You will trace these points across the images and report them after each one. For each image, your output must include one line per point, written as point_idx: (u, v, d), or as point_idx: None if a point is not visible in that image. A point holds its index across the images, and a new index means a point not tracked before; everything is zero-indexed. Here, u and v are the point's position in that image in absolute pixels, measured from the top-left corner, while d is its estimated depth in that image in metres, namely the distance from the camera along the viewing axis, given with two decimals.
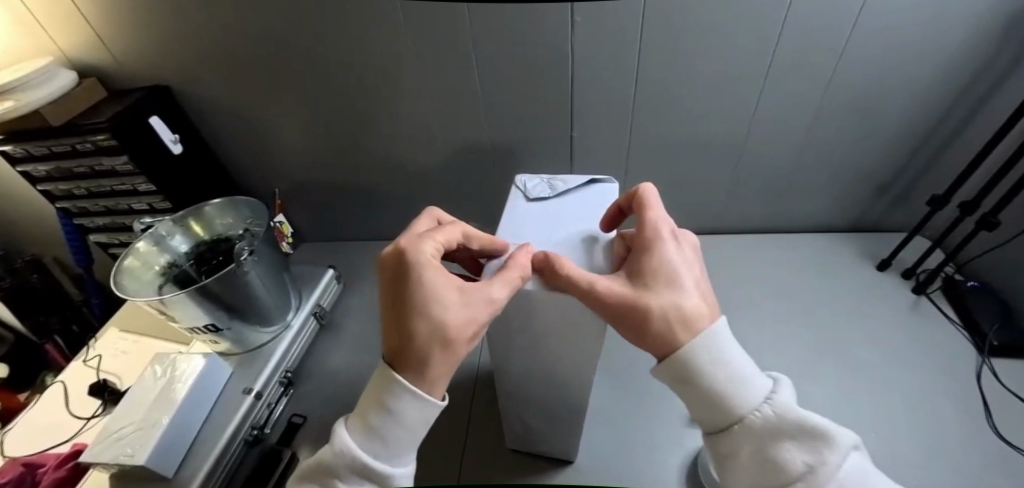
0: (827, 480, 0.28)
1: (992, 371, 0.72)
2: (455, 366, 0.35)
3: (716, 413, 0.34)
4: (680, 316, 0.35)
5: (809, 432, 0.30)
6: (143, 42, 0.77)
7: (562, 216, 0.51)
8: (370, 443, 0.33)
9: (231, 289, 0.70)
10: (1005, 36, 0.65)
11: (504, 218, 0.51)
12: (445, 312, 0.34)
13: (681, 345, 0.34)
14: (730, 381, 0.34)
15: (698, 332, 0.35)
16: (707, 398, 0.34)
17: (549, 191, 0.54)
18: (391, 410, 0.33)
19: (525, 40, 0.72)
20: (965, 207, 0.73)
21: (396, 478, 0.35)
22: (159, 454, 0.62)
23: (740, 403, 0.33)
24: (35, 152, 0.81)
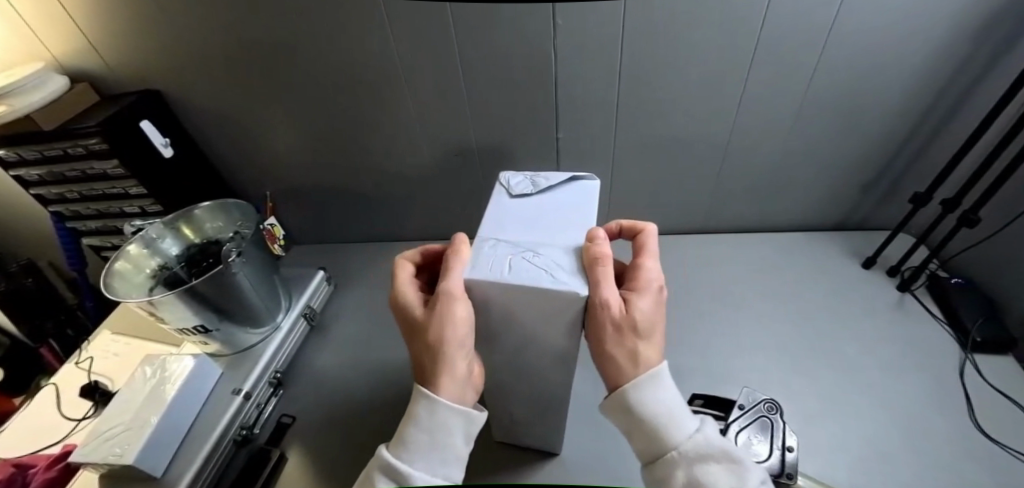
0: None
1: (975, 366, 0.73)
2: (452, 363, 0.39)
3: (655, 442, 0.37)
4: (645, 350, 0.39)
5: (731, 459, 0.34)
6: (134, 47, 0.79)
7: (545, 212, 0.51)
8: (412, 454, 0.35)
9: (220, 290, 0.70)
10: (982, 35, 0.66)
11: (488, 213, 0.52)
12: (416, 329, 0.40)
13: (641, 374, 0.38)
14: (670, 416, 0.37)
15: (657, 366, 0.39)
16: (649, 427, 0.37)
17: (532, 188, 0.54)
18: (426, 416, 0.36)
19: (508, 43, 0.73)
20: (946, 204, 0.74)
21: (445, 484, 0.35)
22: (147, 453, 0.62)
23: (677, 431, 0.36)
24: (27, 156, 0.82)
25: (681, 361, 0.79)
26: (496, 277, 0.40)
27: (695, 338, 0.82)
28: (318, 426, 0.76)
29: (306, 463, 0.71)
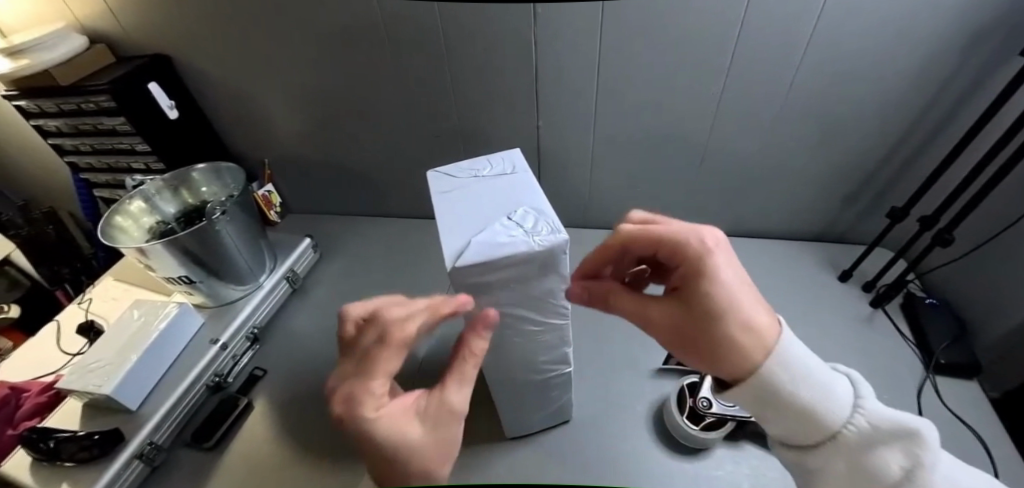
0: (929, 466, 0.30)
1: (934, 387, 0.72)
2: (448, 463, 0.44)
3: (809, 427, 0.35)
4: (747, 339, 0.37)
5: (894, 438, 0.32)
6: (145, 13, 0.83)
7: (511, 191, 0.52)
8: None
9: (203, 244, 0.76)
10: (972, 46, 0.64)
11: (455, 191, 0.53)
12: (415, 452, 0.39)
13: (756, 367, 0.36)
14: (822, 394, 0.34)
15: (771, 348, 0.36)
16: (797, 411, 0.35)
17: (508, 170, 0.55)
18: None
19: (491, 30, 0.75)
20: (923, 222, 0.73)
21: None
22: (124, 386, 0.69)
23: (834, 415, 0.34)
24: (47, 109, 0.89)
25: (638, 353, 0.81)
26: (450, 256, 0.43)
27: None
28: (287, 380, 0.82)
29: (270, 414, 0.77)
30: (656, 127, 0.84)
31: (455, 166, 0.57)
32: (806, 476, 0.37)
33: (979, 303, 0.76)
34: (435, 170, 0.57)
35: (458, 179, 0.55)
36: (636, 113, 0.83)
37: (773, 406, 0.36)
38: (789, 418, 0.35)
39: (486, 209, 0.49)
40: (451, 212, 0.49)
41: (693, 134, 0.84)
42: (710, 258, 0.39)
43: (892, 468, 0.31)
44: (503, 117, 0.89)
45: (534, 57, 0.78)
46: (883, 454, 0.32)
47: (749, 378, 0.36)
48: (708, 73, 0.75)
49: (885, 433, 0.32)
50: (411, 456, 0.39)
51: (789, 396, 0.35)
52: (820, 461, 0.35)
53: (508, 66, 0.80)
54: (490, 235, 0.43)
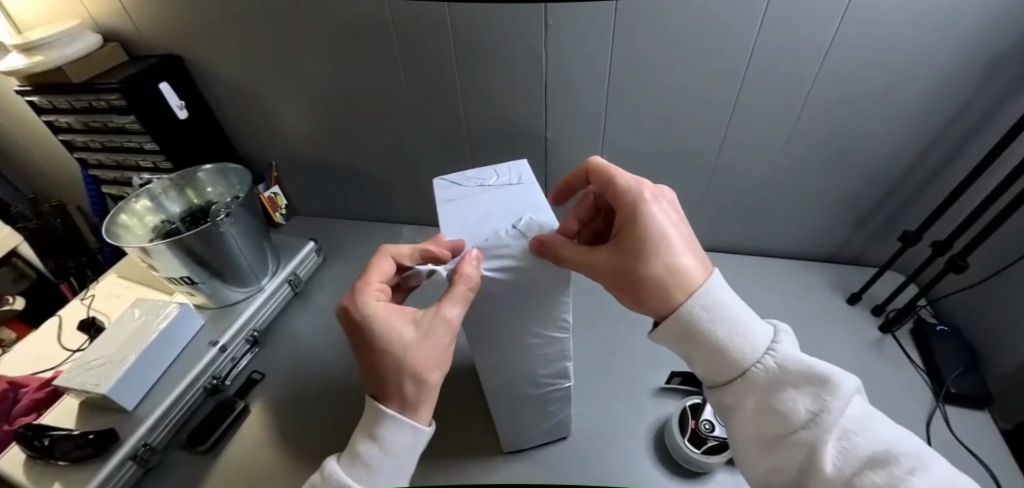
0: (834, 411, 0.34)
1: (944, 417, 0.71)
2: (430, 393, 0.40)
3: (723, 367, 0.39)
4: (677, 282, 0.41)
5: (812, 381, 0.35)
6: (159, 14, 0.84)
7: (516, 201, 0.52)
8: (357, 470, 0.37)
9: (207, 245, 0.76)
10: (991, 69, 0.63)
11: (461, 200, 0.53)
12: (406, 344, 0.39)
13: (678, 308, 0.41)
14: (734, 334, 0.39)
15: (693, 294, 0.40)
16: (713, 351, 0.39)
17: (515, 180, 0.55)
18: (381, 438, 0.38)
19: (502, 40, 0.75)
20: (936, 247, 0.71)
21: (372, 457, 0.37)
22: (121, 386, 0.69)
23: (747, 354, 0.38)
24: (59, 105, 0.90)
25: (639, 371, 0.79)
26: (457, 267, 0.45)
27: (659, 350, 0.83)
28: (285, 384, 0.81)
29: (267, 418, 0.76)
30: (665, 141, 0.84)
31: (462, 175, 0.57)
32: (728, 416, 0.41)
33: (992, 332, 0.74)
34: (442, 179, 0.57)
35: (464, 188, 0.55)
36: (645, 126, 0.82)
37: (693, 342, 0.41)
38: (709, 356, 0.40)
39: (490, 219, 0.50)
40: (456, 219, 0.50)
41: (702, 149, 0.83)
42: (645, 203, 0.44)
43: (801, 410, 0.35)
44: (511, 126, 0.88)
45: (544, 68, 0.78)
46: (792, 394, 0.35)
47: (674, 313, 0.41)
48: (719, 89, 0.74)
49: (793, 375, 0.36)
50: (395, 343, 0.39)
51: (708, 334, 0.39)
52: (735, 397, 0.39)
53: (518, 77, 0.80)
54: (495, 243, 0.46)
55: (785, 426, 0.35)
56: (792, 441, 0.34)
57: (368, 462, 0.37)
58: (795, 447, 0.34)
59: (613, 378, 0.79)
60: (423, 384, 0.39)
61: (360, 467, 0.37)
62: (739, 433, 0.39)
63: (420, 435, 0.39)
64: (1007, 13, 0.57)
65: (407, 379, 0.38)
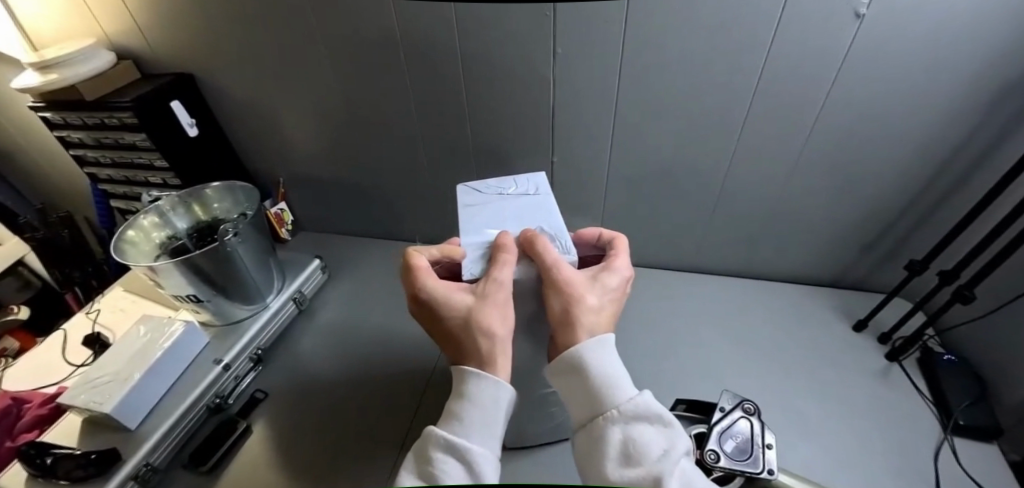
0: (677, 452, 0.33)
1: (952, 450, 0.70)
2: (504, 349, 0.39)
3: (597, 403, 0.36)
4: (597, 315, 0.40)
5: (663, 422, 0.35)
6: (173, 34, 0.86)
7: (534, 211, 0.52)
8: (455, 428, 0.34)
9: (214, 264, 0.76)
10: (995, 104, 0.63)
11: (481, 206, 0.53)
12: (470, 305, 0.39)
13: (587, 336, 0.38)
14: (617, 375, 0.37)
15: (600, 333, 0.39)
16: (593, 384, 0.36)
17: (533, 190, 0.55)
18: (471, 395, 0.36)
19: (510, 66, 0.77)
20: (942, 277, 0.71)
21: (467, 414, 0.35)
22: (124, 405, 0.68)
23: (621, 392, 0.36)
24: (71, 121, 0.91)
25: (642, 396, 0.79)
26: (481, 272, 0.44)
27: (663, 374, 0.83)
28: (287, 404, 0.81)
29: (270, 438, 0.76)
30: (670, 166, 0.84)
31: (483, 182, 0.57)
32: (584, 464, 0.36)
33: (999, 363, 0.73)
34: (464, 185, 0.57)
35: (484, 195, 0.55)
36: (649, 151, 0.83)
37: (580, 372, 0.37)
38: (588, 388, 0.36)
39: (507, 227, 0.50)
40: (475, 226, 0.50)
41: (707, 175, 0.84)
42: (613, 257, 0.46)
43: (654, 448, 0.33)
44: (517, 148, 0.89)
45: (551, 93, 0.79)
46: (647, 434, 0.34)
47: (582, 336, 0.38)
48: (724, 117, 0.75)
49: (650, 415, 0.35)
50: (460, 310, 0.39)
51: (596, 366, 0.37)
52: (599, 431, 0.35)
53: (525, 102, 0.81)
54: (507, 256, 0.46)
55: (633, 462, 0.32)
56: (638, 471, 0.31)
57: (465, 420, 0.35)
58: (640, 479, 0.31)
59: None
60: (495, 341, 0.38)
61: (458, 425, 0.35)
62: (590, 479, 0.34)
63: (504, 388, 0.36)
64: (1010, 50, 0.58)
65: (478, 335, 0.38)
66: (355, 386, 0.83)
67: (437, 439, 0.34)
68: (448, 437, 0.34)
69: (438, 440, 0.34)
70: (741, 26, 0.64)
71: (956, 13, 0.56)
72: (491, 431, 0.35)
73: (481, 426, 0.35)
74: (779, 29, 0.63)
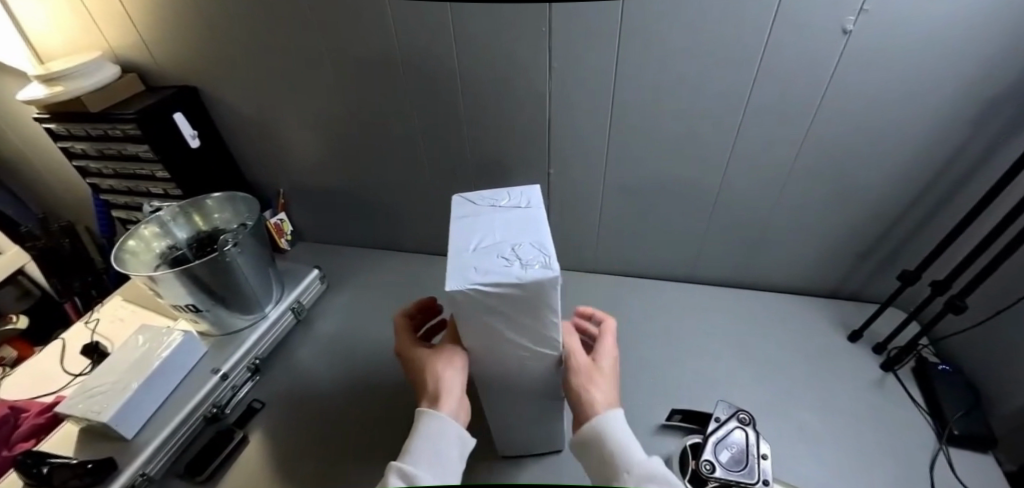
0: None
1: (948, 460, 0.70)
2: None
3: (609, 467, 0.43)
4: (607, 395, 0.49)
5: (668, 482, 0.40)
6: (178, 48, 0.88)
7: (522, 223, 0.52)
8: (409, 457, 0.42)
9: (214, 274, 0.77)
10: (981, 116, 0.65)
11: (471, 218, 0.54)
12: None
13: (605, 412, 0.47)
14: (629, 444, 0.44)
15: (614, 409, 0.47)
16: (607, 452, 0.44)
17: (524, 204, 0.55)
18: (423, 431, 0.44)
19: (507, 79, 0.78)
20: (934, 286, 0.72)
21: (420, 443, 0.43)
22: (122, 414, 0.69)
23: (633, 457, 0.42)
24: (75, 132, 0.93)
25: (638, 407, 0.80)
26: (459, 279, 0.43)
27: (660, 385, 0.83)
28: (285, 414, 0.81)
29: (266, 448, 0.76)
30: (665, 178, 0.86)
31: (479, 194, 0.58)
32: None
33: (993, 373, 0.74)
34: (460, 196, 0.58)
35: (478, 207, 0.56)
36: (645, 163, 0.84)
37: (596, 442, 0.45)
38: (603, 455, 0.44)
39: (494, 236, 0.49)
40: (462, 236, 0.51)
41: (701, 187, 0.85)
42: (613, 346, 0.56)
43: None
44: (514, 161, 0.90)
45: (548, 106, 0.81)
46: None
47: (599, 414, 0.47)
48: (717, 130, 0.77)
49: (658, 477, 0.41)
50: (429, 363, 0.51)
51: (609, 437, 0.44)
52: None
53: (522, 115, 0.83)
54: (492, 263, 0.45)
55: None
56: None
57: (418, 447, 0.43)
58: None
59: None
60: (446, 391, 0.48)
61: (412, 453, 0.42)
62: None
63: (446, 425, 0.45)
64: (993, 64, 0.60)
65: None
66: (353, 396, 0.83)
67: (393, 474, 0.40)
68: (404, 463, 0.41)
69: (395, 468, 0.40)
70: (732, 41, 0.66)
71: (939, 28, 0.58)
72: (441, 461, 0.42)
73: (432, 456, 0.42)
74: (769, 44, 0.65)
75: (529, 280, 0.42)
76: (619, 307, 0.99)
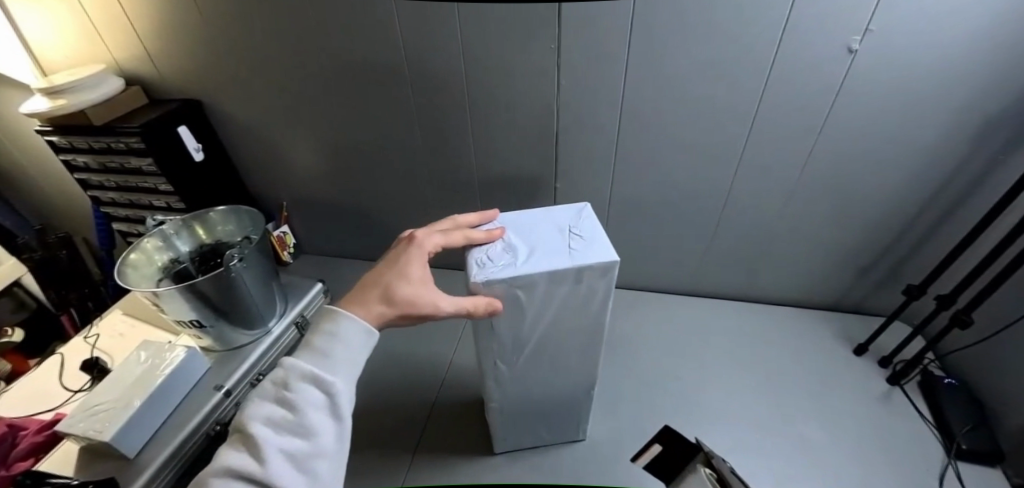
0: None
1: (957, 474, 0.70)
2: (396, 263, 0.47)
3: None
4: None
5: None
6: (184, 61, 0.88)
7: (539, 257, 0.49)
8: (312, 363, 0.37)
9: (219, 289, 0.76)
10: (983, 134, 0.66)
11: (546, 219, 0.57)
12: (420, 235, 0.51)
13: None
14: None
15: None
16: None
17: (571, 255, 0.49)
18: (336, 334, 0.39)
19: (514, 95, 0.79)
20: (940, 301, 0.73)
21: (324, 355, 0.38)
22: (124, 433, 0.67)
23: None
24: (77, 145, 0.92)
25: (645, 422, 0.79)
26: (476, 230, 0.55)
27: (667, 400, 0.83)
28: None
29: None
30: (670, 192, 0.86)
31: (591, 218, 0.56)
32: None
33: (999, 388, 0.74)
34: (586, 205, 0.59)
35: (567, 218, 0.57)
36: (650, 178, 0.85)
37: None
38: None
39: (518, 237, 0.54)
40: (524, 221, 0.57)
41: (707, 202, 0.86)
42: None
43: None
44: (520, 175, 0.90)
45: (554, 122, 0.81)
46: None
47: None
48: (722, 145, 0.77)
49: None
50: (406, 265, 0.46)
51: None
52: None
53: (528, 130, 0.83)
54: (488, 245, 0.53)
55: None
56: None
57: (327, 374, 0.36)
58: None
59: (622, 428, 0.79)
60: (384, 287, 0.44)
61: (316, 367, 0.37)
62: None
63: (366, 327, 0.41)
64: (995, 84, 0.61)
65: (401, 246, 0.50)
66: (359, 411, 0.82)
67: (304, 364, 0.37)
68: (301, 374, 0.36)
69: (301, 371, 0.36)
70: (740, 61, 0.67)
71: (942, 50, 0.59)
72: (351, 370, 0.39)
73: (347, 364, 0.38)
74: (775, 64, 0.66)
75: (469, 268, 0.50)
76: (624, 321, 0.98)
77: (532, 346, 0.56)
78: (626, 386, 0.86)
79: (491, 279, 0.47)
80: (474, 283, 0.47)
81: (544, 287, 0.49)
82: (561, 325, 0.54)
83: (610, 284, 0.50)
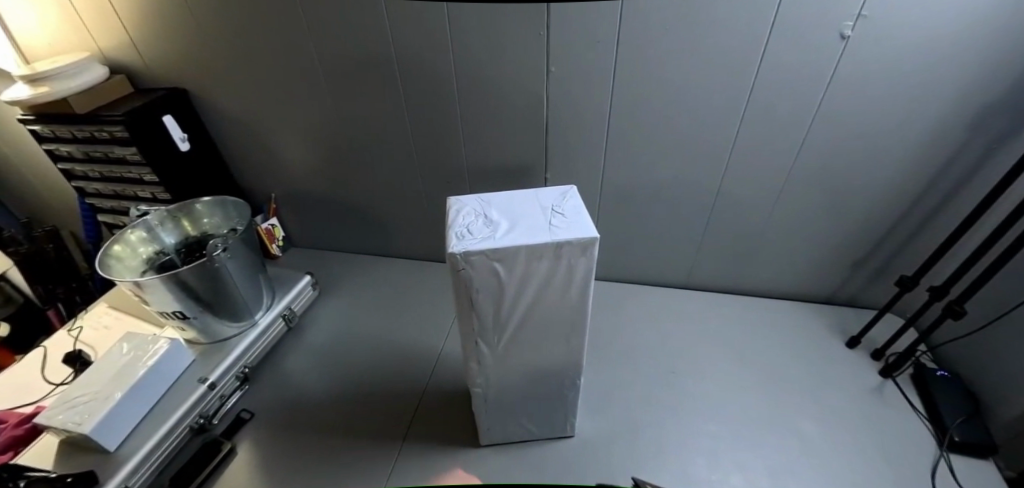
0: None
1: (949, 467, 0.69)
2: None
3: None
4: None
5: None
6: (168, 50, 0.86)
7: (519, 234, 0.48)
8: None
9: (201, 279, 0.75)
10: (976, 123, 0.65)
11: (532, 197, 0.55)
12: None
13: None
14: None
15: None
16: None
17: (552, 233, 0.48)
18: None
19: (503, 82, 0.77)
20: (933, 292, 0.72)
21: None
22: (104, 426, 0.66)
23: None
24: (60, 134, 0.90)
25: (636, 416, 0.78)
26: (462, 206, 0.55)
27: (658, 392, 0.82)
28: (273, 425, 0.78)
29: (254, 460, 0.73)
30: (662, 183, 0.85)
31: (575, 202, 0.54)
32: None
33: (991, 379, 0.73)
34: (571, 188, 0.57)
35: (551, 199, 0.55)
36: (643, 168, 0.84)
37: None
38: None
39: (501, 213, 0.53)
40: (510, 198, 0.56)
41: (699, 193, 0.85)
42: None
43: None
44: (510, 167, 0.89)
45: (544, 112, 0.80)
46: None
47: None
48: (716, 136, 0.76)
49: None
50: None
51: None
52: None
53: (518, 120, 0.82)
54: (469, 220, 0.52)
55: None
56: None
57: None
58: None
59: (612, 421, 0.78)
60: None
61: None
62: None
63: None
64: (989, 70, 0.60)
65: None
66: (346, 404, 0.81)
67: None
68: None
69: None
70: (734, 45, 0.65)
71: (936, 34, 0.58)
72: None
73: None
74: (767, 52, 0.65)
75: (448, 238, 0.49)
76: (616, 314, 0.97)
77: (516, 332, 0.55)
78: (617, 379, 0.85)
79: (468, 250, 0.46)
80: (451, 255, 0.47)
81: (521, 262, 0.48)
82: (546, 311, 0.53)
83: (591, 263, 0.49)
